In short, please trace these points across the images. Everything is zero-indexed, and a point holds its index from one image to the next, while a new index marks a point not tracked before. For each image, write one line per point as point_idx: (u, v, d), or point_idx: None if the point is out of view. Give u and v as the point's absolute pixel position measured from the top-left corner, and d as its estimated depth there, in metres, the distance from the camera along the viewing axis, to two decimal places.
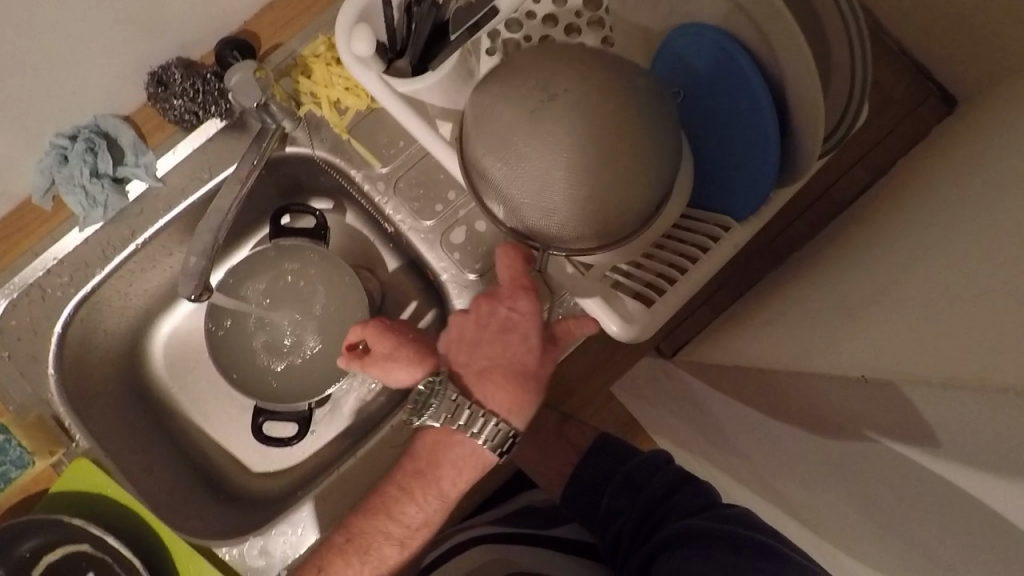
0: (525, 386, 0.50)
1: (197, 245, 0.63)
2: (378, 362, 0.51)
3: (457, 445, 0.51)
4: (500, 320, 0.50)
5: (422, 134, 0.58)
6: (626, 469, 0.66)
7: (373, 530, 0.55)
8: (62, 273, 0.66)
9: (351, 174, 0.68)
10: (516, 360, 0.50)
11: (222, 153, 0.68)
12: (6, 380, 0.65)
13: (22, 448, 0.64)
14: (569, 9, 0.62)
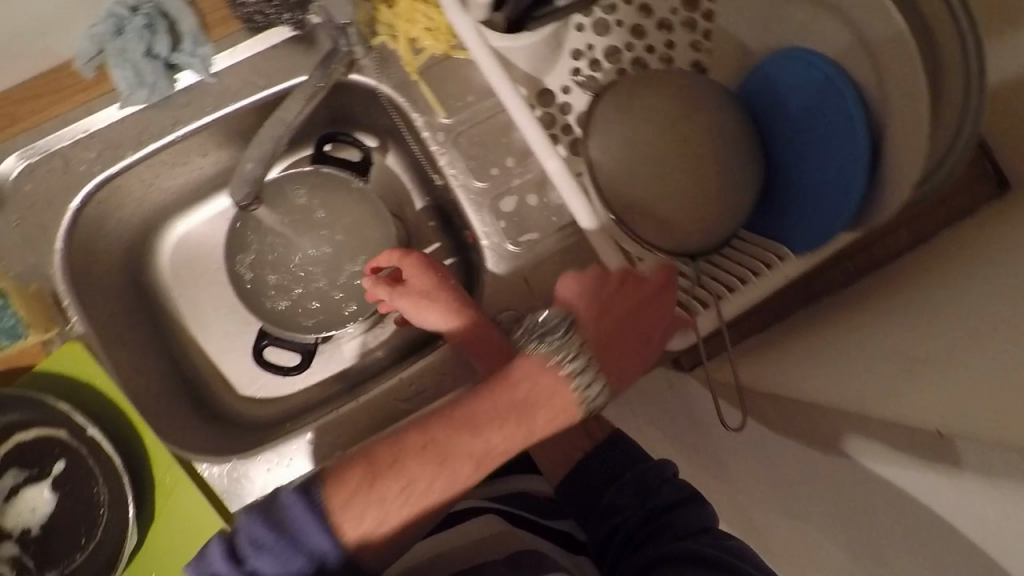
0: (620, 354, 0.52)
1: (254, 155, 0.63)
2: (409, 293, 0.60)
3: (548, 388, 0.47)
4: (625, 292, 0.52)
5: (502, 91, 0.55)
6: (635, 473, 0.59)
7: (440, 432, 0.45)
8: (89, 148, 0.63)
9: (412, 117, 0.66)
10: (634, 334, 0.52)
11: (282, 63, 0.65)
12: (9, 245, 0.62)
13: (17, 318, 0.60)
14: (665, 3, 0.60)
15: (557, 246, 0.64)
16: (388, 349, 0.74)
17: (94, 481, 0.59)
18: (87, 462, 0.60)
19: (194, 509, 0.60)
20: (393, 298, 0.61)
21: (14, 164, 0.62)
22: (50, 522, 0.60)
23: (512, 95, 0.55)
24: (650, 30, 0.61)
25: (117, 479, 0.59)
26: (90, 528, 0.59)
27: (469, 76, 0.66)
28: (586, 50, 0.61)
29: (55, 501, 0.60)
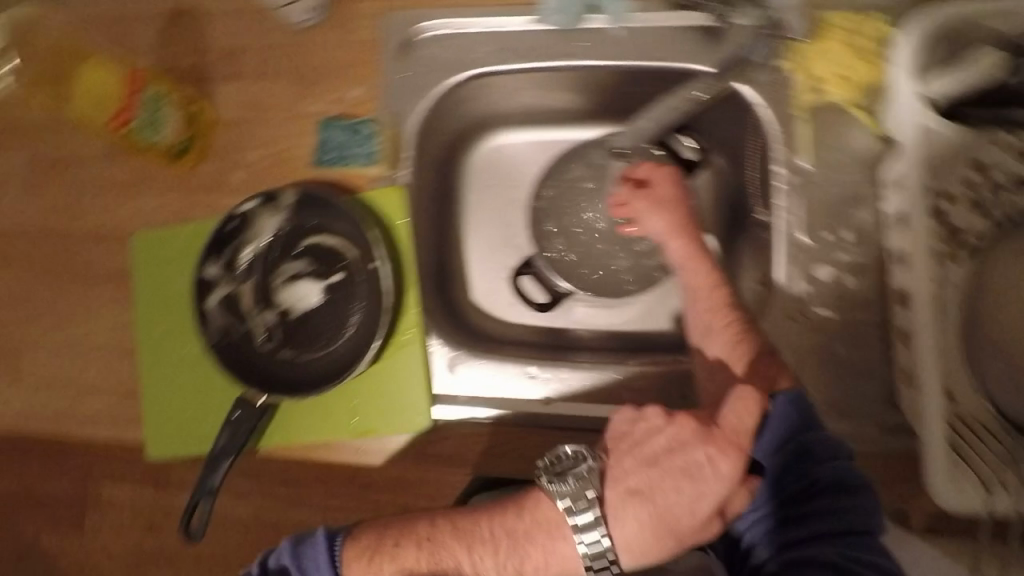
0: (631, 523, 0.55)
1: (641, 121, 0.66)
2: (650, 199, 0.67)
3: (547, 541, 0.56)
4: (675, 504, 0.55)
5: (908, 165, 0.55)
6: (829, 471, 0.53)
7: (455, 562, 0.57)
8: (488, 44, 0.70)
9: (774, 149, 0.65)
10: (660, 529, 0.55)
11: (683, 45, 0.66)
12: (390, 88, 0.70)
13: (375, 148, 0.69)
14: None
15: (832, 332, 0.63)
16: (606, 332, 0.77)
17: (356, 303, 0.70)
18: (359, 285, 0.70)
19: (412, 370, 0.68)
20: (646, 207, 0.67)
21: (432, 28, 0.70)
22: (308, 314, 0.71)
23: (916, 174, 0.55)
24: None
25: (375, 312, 0.68)
26: (334, 336, 0.70)
27: (850, 137, 0.64)
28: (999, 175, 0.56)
29: (320, 300, 0.71)
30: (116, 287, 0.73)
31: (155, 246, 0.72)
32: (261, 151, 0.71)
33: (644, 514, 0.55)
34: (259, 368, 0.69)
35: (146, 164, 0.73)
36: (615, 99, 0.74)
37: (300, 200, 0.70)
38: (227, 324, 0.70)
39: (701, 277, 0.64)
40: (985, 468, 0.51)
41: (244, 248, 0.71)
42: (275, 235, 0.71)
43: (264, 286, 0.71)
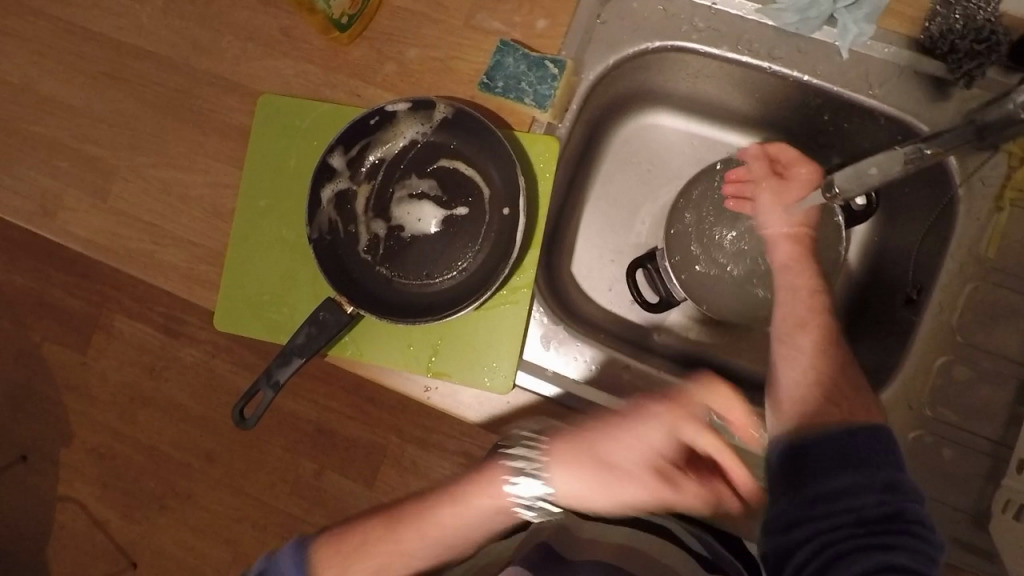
0: (568, 462, 0.57)
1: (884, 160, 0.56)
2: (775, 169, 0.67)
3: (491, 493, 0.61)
4: (616, 454, 0.57)
5: None
6: (859, 456, 0.50)
7: (419, 533, 0.61)
8: (704, 19, 0.63)
9: (959, 232, 0.61)
10: (598, 474, 0.57)
11: (910, 94, 0.61)
12: (581, 30, 0.64)
13: (554, 91, 0.62)
14: None
15: (944, 434, 0.60)
16: (695, 351, 0.74)
17: (471, 246, 0.66)
18: (480, 229, 0.66)
19: (510, 332, 0.64)
20: (767, 186, 0.68)
21: None
22: (416, 238, 0.67)
23: None
24: None
25: (490, 262, 0.65)
26: (438, 270, 0.67)
27: None
28: None
29: (433, 229, 0.67)
30: (228, 145, 0.68)
31: (280, 115, 0.67)
32: (424, 53, 0.66)
33: (585, 457, 0.57)
34: (351, 275, 0.66)
35: (299, 26, 0.68)
36: (795, 117, 0.69)
37: (450, 119, 0.65)
38: (334, 220, 0.66)
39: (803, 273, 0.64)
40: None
41: (376, 148, 0.66)
42: (410, 146, 0.67)
43: (382, 194, 0.67)
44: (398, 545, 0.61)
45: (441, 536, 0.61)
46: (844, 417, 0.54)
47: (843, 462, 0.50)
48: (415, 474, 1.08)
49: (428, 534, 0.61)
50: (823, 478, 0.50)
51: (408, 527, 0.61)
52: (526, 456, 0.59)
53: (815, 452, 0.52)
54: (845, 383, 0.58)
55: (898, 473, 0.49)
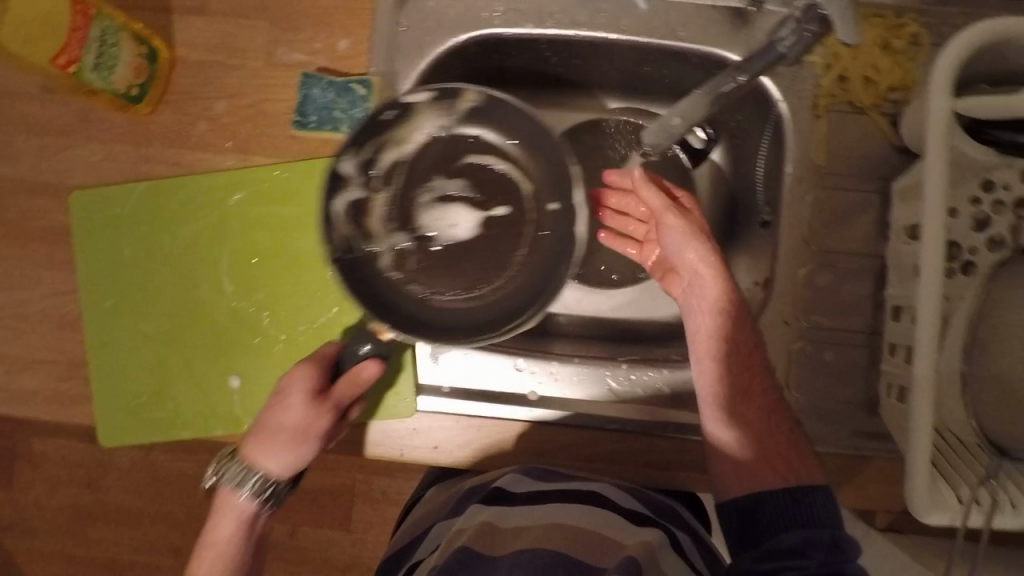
0: (259, 452, 0.55)
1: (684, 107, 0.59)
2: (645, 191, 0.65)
3: (277, 454, 0.55)
4: (301, 415, 0.54)
5: (931, 171, 0.51)
6: (806, 509, 0.51)
7: (207, 545, 0.56)
8: (500, 2, 0.63)
9: (788, 147, 0.63)
10: (287, 439, 0.55)
11: (711, 29, 0.62)
12: (385, 42, 0.62)
13: (366, 112, 0.61)
14: None
15: (823, 338, 0.64)
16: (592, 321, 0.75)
17: (500, 265, 0.66)
18: (522, 230, 0.66)
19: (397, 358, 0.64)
20: (672, 213, 0.61)
21: None
22: (450, 251, 0.66)
23: (937, 183, 0.51)
24: None
25: (541, 264, 0.64)
26: (438, 288, 0.65)
27: (867, 143, 0.62)
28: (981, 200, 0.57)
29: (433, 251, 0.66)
30: (58, 249, 0.64)
31: (101, 207, 0.64)
32: (233, 103, 0.63)
33: (274, 432, 0.55)
34: (380, 295, 0.61)
35: (94, 107, 0.64)
36: (621, 74, 0.70)
37: (476, 107, 0.62)
38: (349, 237, 0.62)
39: (716, 293, 0.59)
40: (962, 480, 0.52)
41: (389, 142, 0.63)
42: (392, 205, 0.65)
43: (400, 210, 0.65)
44: (204, 551, 0.56)
45: (223, 552, 0.55)
46: (776, 477, 0.54)
47: (784, 522, 0.52)
48: (391, 503, 0.90)
49: (235, 527, 0.56)
50: (774, 535, 0.51)
51: (209, 522, 0.56)
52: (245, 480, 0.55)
53: (761, 510, 0.53)
54: (749, 379, 0.57)
55: (843, 537, 0.50)
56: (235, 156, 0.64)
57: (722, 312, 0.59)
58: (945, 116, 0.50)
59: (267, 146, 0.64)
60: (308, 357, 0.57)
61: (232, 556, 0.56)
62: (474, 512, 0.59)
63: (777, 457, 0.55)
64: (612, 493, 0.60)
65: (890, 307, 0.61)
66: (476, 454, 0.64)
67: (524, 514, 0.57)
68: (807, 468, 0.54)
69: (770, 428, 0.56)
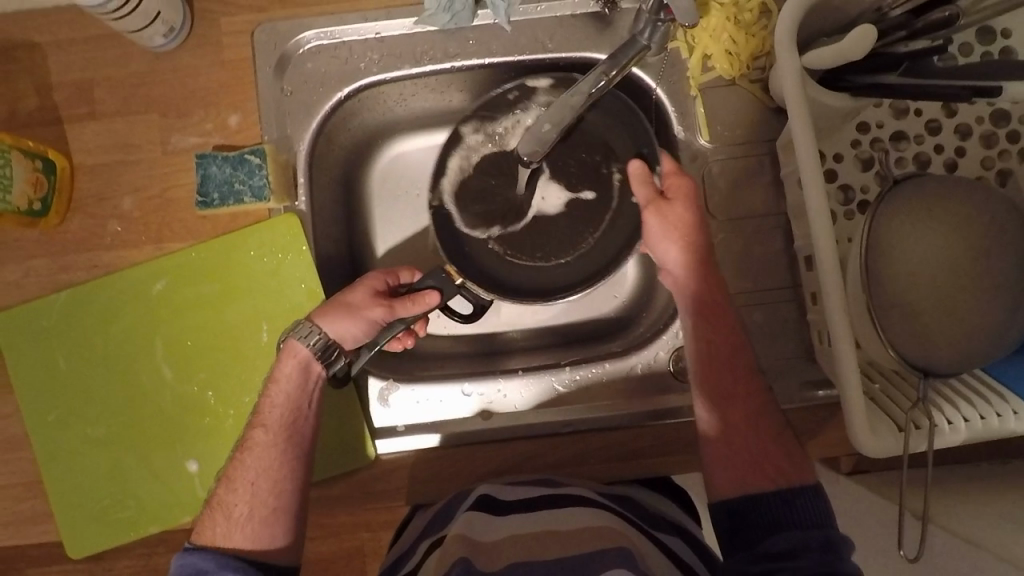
0: (324, 314, 0.59)
1: (552, 115, 0.60)
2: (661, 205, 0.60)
3: (335, 320, 0.58)
4: (360, 300, 0.59)
5: (796, 122, 0.54)
6: (796, 512, 0.51)
7: (271, 401, 0.57)
8: (375, 50, 0.66)
9: (675, 129, 0.66)
10: (348, 312, 0.59)
11: (578, 36, 0.66)
12: (274, 108, 0.65)
13: (266, 181, 0.62)
14: (942, 129, 0.63)
15: (753, 303, 0.66)
16: (538, 331, 0.76)
17: (574, 241, 0.69)
18: (600, 220, 0.69)
19: (344, 411, 0.65)
20: (652, 212, 0.60)
21: (309, 40, 0.65)
22: (535, 219, 0.70)
23: (804, 134, 0.54)
24: (926, 144, 0.64)
25: (607, 249, 0.68)
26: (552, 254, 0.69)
27: (746, 110, 0.65)
28: (846, 154, 0.63)
29: (548, 237, 0.70)
30: None
31: (24, 325, 0.64)
32: (138, 197, 0.65)
33: (339, 303, 0.59)
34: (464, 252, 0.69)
35: (4, 229, 0.64)
36: None
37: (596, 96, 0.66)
38: (443, 194, 0.69)
39: (695, 293, 0.59)
40: (898, 411, 0.54)
41: (496, 129, 0.69)
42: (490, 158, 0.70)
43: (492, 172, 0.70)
44: (258, 416, 0.57)
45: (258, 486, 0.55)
46: (767, 480, 0.54)
47: (774, 525, 0.51)
48: None
49: (287, 381, 0.57)
50: (761, 540, 0.51)
51: (275, 366, 0.59)
52: (313, 332, 0.58)
53: (750, 510, 0.53)
54: (740, 369, 0.58)
55: (836, 534, 0.50)
56: (150, 247, 0.65)
57: (707, 320, 0.59)
58: (796, 71, 0.54)
59: (179, 231, 0.65)
60: (383, 269, 0.63)
61: (277, 431, 0.57)
62: (463, 520, 0.55)
63: (765, 463, 0.55)
64: (588, 493, 0.59)
65: (803, 258, 0.63)
66: (462, 476, 0.65)
67: (513, 521, 0.55)
68: (797, 472, 0.54)
69: (759, 429, 0.56)
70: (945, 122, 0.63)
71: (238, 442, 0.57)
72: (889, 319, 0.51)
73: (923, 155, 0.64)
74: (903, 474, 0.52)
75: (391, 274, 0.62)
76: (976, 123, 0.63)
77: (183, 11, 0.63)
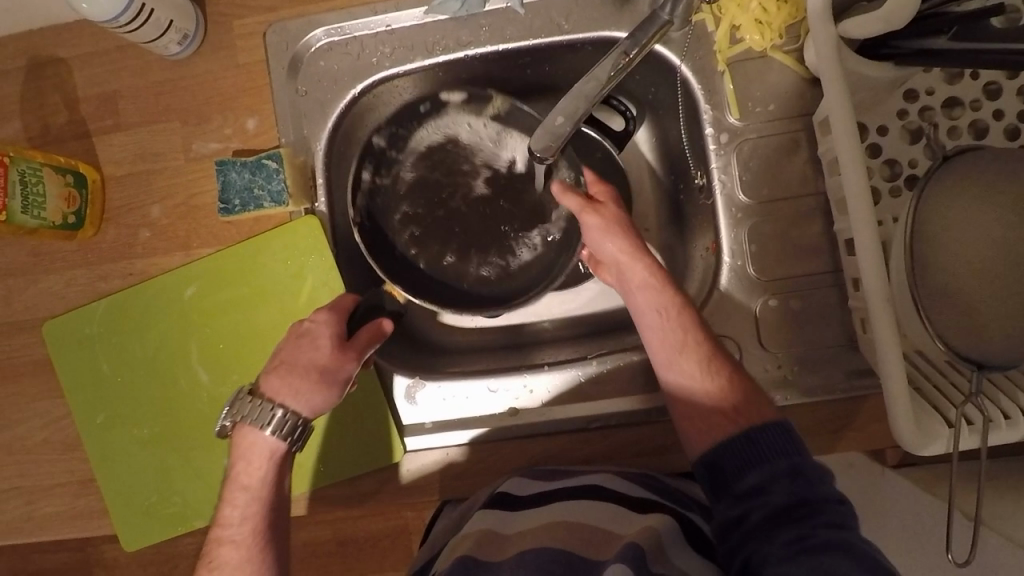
0: (286, 389, 0.52)
1: (564, 105, 0.57)
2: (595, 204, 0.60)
3: (302, 393, 0.52)
4: (326, 359, 0.54)
5: (831, 99, 0.50)
6: (763, 446, 0.49)
7: (237, 502, 0.52)
8: (386, 44, 0.64)
9: (702, 109, 0.62)
10: (315, 377, 0.53)
11: (595, 14, 0.62)
12: (290, 110, 0.64)
13: (284, 185, 0.63)
14: (1002, 93, 0.58)
15: (792, 290, 0.62)
16: (565, 323, 0.74)
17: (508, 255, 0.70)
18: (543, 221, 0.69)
19: (373, 409, 0.66)
20: (590, 213, 0.59)
21: (319, 37, 0.64)
22: (467, 226, 0.70)
23: (841, 110, 0.50)
24: (985, 110, 0.58)
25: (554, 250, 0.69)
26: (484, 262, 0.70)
27: (779, 84, 0.61)
28: (892, 126, 0.58)
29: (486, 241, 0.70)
30: (44, 380, 0.68)
31: (69, 334, 0.66)
32: (166, 205, 0.66)
33: (301, 370, 0.53)
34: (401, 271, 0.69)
35: (44, 242, 0.67)
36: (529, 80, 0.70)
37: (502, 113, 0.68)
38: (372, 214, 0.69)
39: (642, 269, 0.57)
40: (948, 406, 0.50)
41: (403, 156, 0.70)
42: (418, 173, 0.70)
43: (420, 186, 0.70)
44: (224, 528, 0.51)
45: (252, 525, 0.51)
46: (728, 423, 0.52)
47: (739, 465, 0.49)
48: None
49: (258, 478, 0.52)
50: (737, 479, 0.49)
51: (235, 466, 0.53)
52: (279, 417, 0.51)
53: (724, 458, 0.50)
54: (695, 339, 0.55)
55: (805, 463, 0.48)
56: (179, 253, 0.66)
57: (663, 303, 0.56)
58: (831, 42, 0.50)
59: (206, 237, 0.66)
60: (325, 310, 0.57)
61: (250, 543, 0.51)
62: (480, 518, 0.56)
63: (716, 410, 0.53)
64: (608, 484, 0.57)
65: (843, 242, 0.59)
66: (488, 471, 0.65)
67: (529, 515, 0.55)
68: (752, 411, 0.51)
69: (703, 376, 0.54)
70: (1007, 84, 0.57)
71: (200, 559, 0.51)
72: (933, 307, 0.48)
73: (982, 122, 0.58)
74: (953, 472, 0.48)
75: (337, 312, 0.57)
76: None
77: (196, 17, 0.63)
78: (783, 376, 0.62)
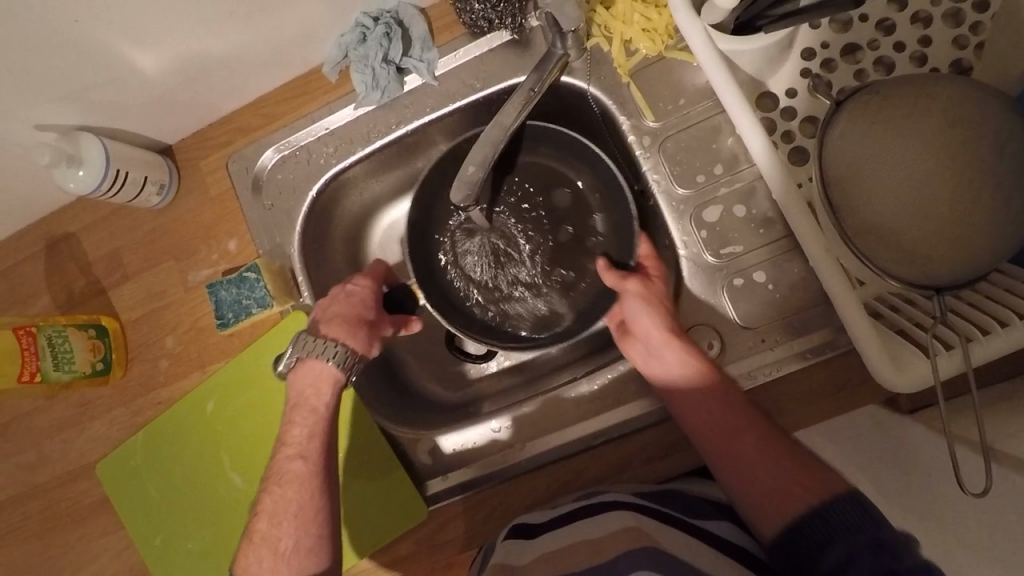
0: (341, 331, 0.62)
1: (476, 155, 0.61)
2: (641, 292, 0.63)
3: (355, 338, 0.63)
4: (369, 315, 0.66)
5: (721, 91, 0.55)
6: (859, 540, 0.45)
7: (306, 421, 0.60)
8: (329, 143, 0.72)
9: (619, 120, 0.66)
10: (360, 325, 0.64)
11: (502, 67, 0.68)
12: (262, 224, 0.72)
13: (266, 290, 0.69)
14: (896, 24, 0.59)
15: (756, 263, 0.63)
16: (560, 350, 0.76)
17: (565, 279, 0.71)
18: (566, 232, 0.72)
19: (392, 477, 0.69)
20: (634, 281, 0.62)
21: (270, 156, 0.72)
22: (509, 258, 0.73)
23: (731, 94, 0.54)
24: (885, 45, 0.59)
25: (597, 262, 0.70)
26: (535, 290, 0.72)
27: (681, 79, 0.65)
28: (801, 85, 0.60)
29: (519, 254, 0.73)
30: (103, 516, 0.74)
31: (115, 469, 0.73)
32: (177, 333, 0.74)
33: (348, 318, 0.64)
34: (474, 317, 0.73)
35: (82, 392, 0.75)
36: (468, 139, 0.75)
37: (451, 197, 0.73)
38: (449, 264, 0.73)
39: (677, 351, 0.58)
40: (921, 333, 0.49)
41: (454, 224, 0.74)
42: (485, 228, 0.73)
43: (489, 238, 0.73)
44: (295, 448, 0.59)
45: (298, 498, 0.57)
46: (801, 502, 0.50)
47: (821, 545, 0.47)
48: None
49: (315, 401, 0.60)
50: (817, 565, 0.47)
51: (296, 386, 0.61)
52: (332, 347, 0.61)
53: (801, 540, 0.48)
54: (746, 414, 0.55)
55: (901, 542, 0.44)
56: (196, 373, 0.73)
57: (691, 366, 0.58)
58: (704, 38, 0.55)
59: (215, 353, 0.73)
60: (367, 278, 0.69)
61: (317, 461, 0.58)
62: (501, 550, 0.58)
63: (790, 486, 0.51)
64: (623, 496, 0.58)
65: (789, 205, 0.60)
66: (512, 511, 0.66)
67: (545, 540, 0.56)
68: (826, 485, 0.50)
69: (779, 462, 0.52)
70: (898, 16, 0.58)
71: (272, 476, 0.58)
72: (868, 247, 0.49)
73: (887, 57, 0.59)
74: (943, 403, 0.47)
75: (376, 276, 0.70)
76: (931, 5, 0.58)
77: (168, 167, 0.73)
78: (769, 350, 0.62)
